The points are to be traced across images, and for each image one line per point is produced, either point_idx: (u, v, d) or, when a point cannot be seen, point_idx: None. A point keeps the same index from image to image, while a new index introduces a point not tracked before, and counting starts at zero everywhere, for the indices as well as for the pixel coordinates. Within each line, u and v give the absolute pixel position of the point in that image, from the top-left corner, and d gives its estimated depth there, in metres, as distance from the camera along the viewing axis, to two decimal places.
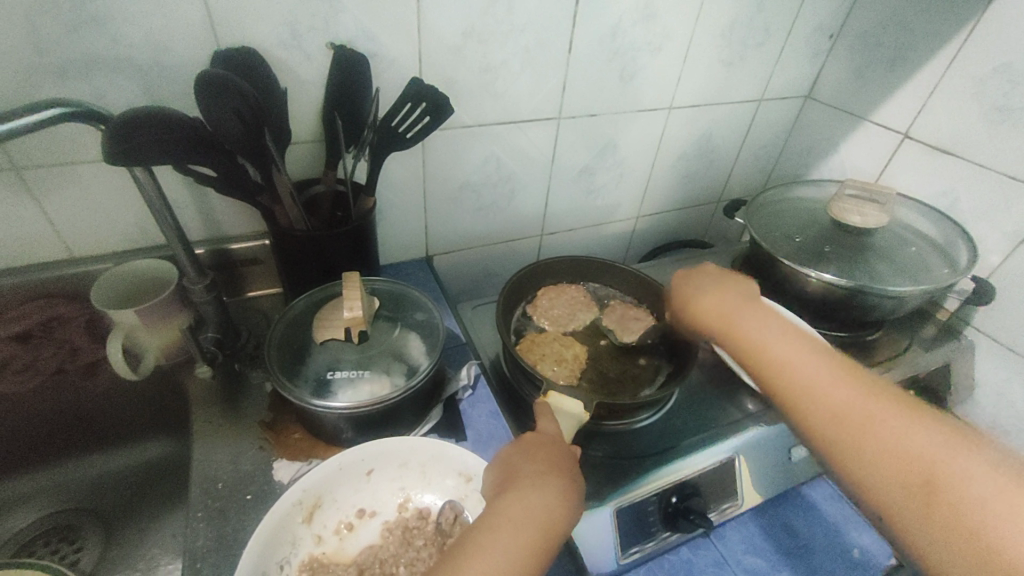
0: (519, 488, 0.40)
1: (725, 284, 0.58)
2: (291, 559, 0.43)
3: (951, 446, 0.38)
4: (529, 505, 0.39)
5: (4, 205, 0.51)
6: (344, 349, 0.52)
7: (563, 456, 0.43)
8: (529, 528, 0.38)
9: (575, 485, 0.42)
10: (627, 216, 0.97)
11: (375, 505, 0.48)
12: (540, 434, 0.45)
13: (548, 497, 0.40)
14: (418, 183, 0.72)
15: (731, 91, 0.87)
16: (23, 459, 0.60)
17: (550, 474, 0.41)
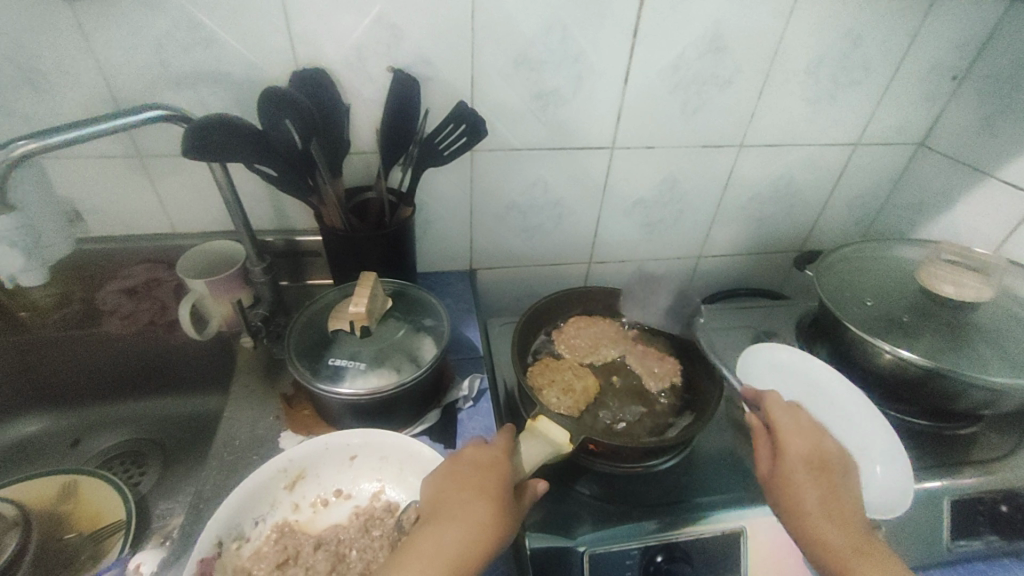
0: (440, 522, 0.41)
1: (836, 493, 0.50)
2: (265, 519, 0.48)
3: None
4: (441, 540, 0.40)
5: (131, 184, 0.65)
6: (354, 342, 0.57)
7: (493, 477, 0.44)
8: (440, 562, 0.39)
9: (499, 519, 0.42)
10: (688, 254, 0.91)
11: (352, 490, 0.51)
12: (478, 456, 0.46)
13: (464, 530, 0.40)
14: (465, 199, 0.76)
15: (818, 132, 0.79)
16: (119, 390, 0.74)
17: (473, 502, 0.42)
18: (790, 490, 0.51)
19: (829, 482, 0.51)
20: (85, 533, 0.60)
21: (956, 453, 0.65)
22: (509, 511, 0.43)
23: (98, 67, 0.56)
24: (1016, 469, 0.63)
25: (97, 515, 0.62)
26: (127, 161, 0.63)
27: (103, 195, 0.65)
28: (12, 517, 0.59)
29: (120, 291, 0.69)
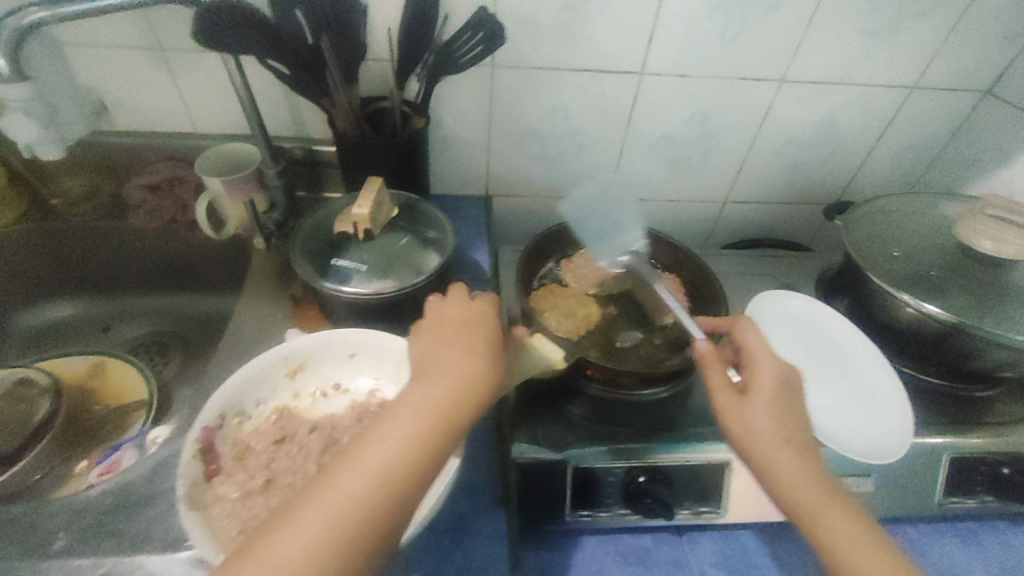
0: (426, 376, 0.40)
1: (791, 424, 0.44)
2: (267, 402, 0.51)
3: None
4: (429, 390, 0.39)
5: (153, 78, 0.65)
6: (358, 246, 0.58)
7: (481, 335, 0.44)
8: (426, 415, 0.38)
9: (487, 376, 0.41)
10: (712, 199, 0.87)
11: (349, 386, 0.53)
12: (462, 316, 0.45)
13: (456, 375, 0.40)
14: (484, 118, 0.73)
15: (869, 71, 0.73)
16: (144, 283, 0.77)
17: (468, 353, 0.42)
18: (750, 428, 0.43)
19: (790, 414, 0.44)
20: (111, 406, 0.66)
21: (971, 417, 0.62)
22: (496, 369, 0.43)
23: None
24: None
25: (122, 395, 0.67)
26: (148, 53, 0.63)
27: (124, 88, 0.66)
28: (43, 384, 0.63)
29: (144, 188, 0.71)
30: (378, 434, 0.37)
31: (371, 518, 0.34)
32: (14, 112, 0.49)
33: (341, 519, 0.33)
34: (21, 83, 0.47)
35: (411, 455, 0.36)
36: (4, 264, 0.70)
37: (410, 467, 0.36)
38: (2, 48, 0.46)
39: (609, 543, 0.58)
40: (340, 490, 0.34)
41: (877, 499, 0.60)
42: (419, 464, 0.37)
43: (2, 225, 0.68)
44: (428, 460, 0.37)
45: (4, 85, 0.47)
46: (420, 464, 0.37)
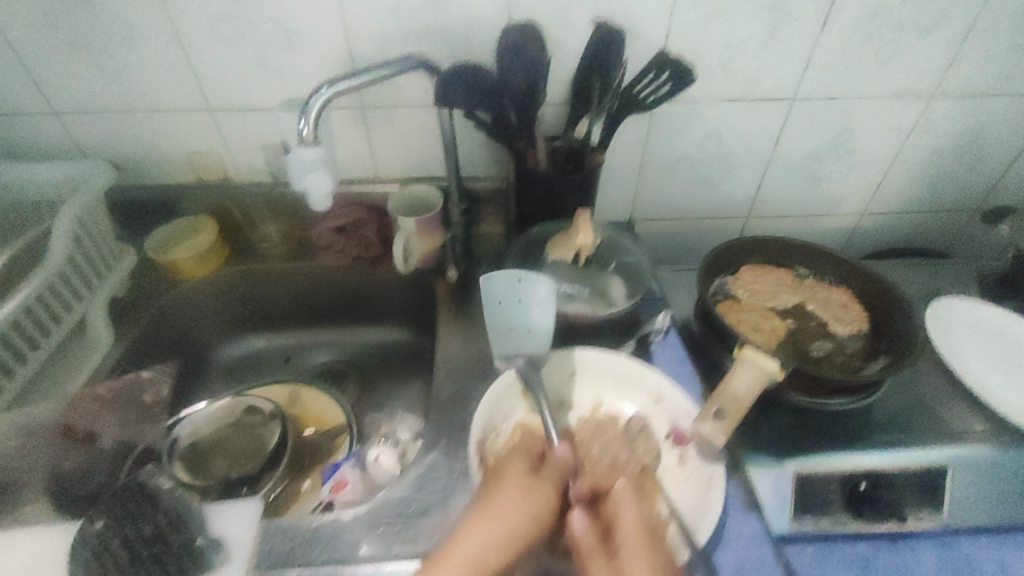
0: (451, 551, 0.40)
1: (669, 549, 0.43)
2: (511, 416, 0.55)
3: None
4: (476, 534, 0.41)
5: (352, 133, 0.73)
6: (567, 272, 0.64)
7: (536, 489, 0.45)
8: (471, 569, 0.39)
9: (508, 551, 0.41)
10: (849, 211, 0.88)
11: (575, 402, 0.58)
12: (518, 468, 0.47)
13: (501, 527, 0.42)
14: (639, 148, 0.78)
15: (1021, 81, 0.74)
16: (323, 317, 0.84)
17: (516, 501, 0.44)
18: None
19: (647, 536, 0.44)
20: (317, 432, 0.71)
21: None
22: (521, 539, 0.42)
23: (342, 25, 0.63)
24: None
25: (322, 421, 0.72)
26: (352, 111, 0.71)
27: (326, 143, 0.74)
28: (267, 411, 0.69)
29: (332, 229, 0.77)
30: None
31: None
32: (311, 169, 0.55)
33: None
34: (315, 146, 0.53)
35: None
36: (211, 305, 0.78)
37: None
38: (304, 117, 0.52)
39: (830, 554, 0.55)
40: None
41: None
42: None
43: (218, 269, 0.76)
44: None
45: (303, 150, 0.53)
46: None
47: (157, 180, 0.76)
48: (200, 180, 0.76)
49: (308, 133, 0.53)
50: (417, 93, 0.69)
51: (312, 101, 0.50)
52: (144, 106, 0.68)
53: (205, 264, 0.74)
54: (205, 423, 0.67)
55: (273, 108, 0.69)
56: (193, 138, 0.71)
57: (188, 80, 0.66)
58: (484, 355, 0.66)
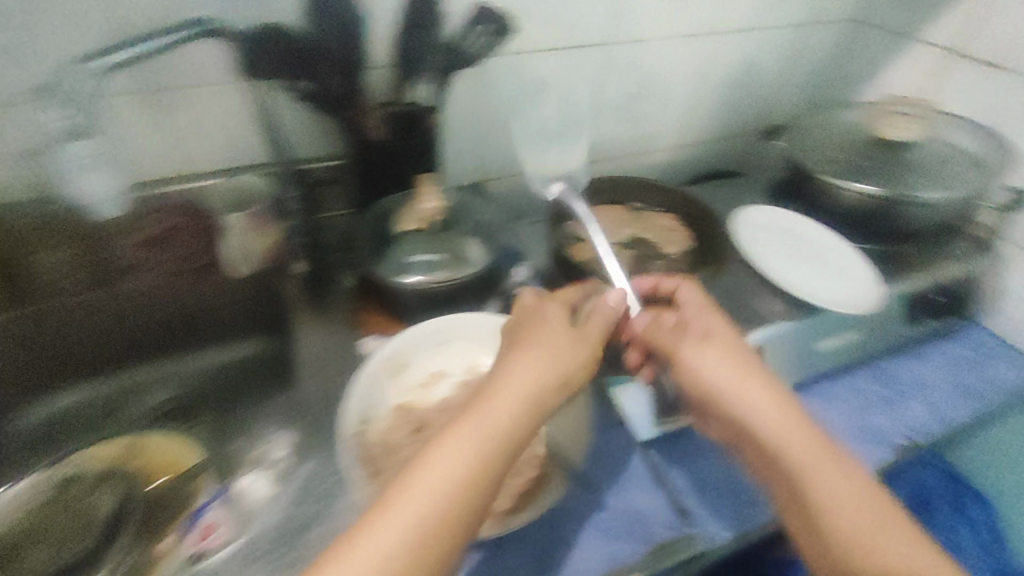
0: (497, 393, 0.41)
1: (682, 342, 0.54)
2: (383, 404, 0.52)
3: (822, 461, 0.47)
4: (517, 376, 0.41)
5: (141, 123, 0.61)
6: (418, 243, 0.62)
7: (559, 333, 0.45)
8: (520, 408, 0.40)
9: (556, 387, 0.42)
10: (667, 147, 0.99)
11: (449, 369, 0.57)
12: (553, 318, 0.47)
13: (532, 372, 0.42)
14: (472, 108, 0.78)
15: (773, 17, 0.88)
16: (147, 345, 0.68)
17: (551, 346, 0.44)
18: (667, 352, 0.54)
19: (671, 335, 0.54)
20: (168, 481, 0.58)
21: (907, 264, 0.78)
22: (567, 376, 0.43)
23: None
24: (952, 270, 0.77)
25: (173, 463, 0.60)
26: (134, 97, 0.59)
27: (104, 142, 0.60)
28: (95, 475, 0.59)
29: (138, 243, 0.64)
30: (428, 471, 0.37)
31: (437, 537, 0.35)
32: (87, 169, 0.58)
33: (424, 518, 0.35)
34: (76, 137, 0.55)
35: (477, 471, 0.37)
36: None
37: (472, 489, 0.37)
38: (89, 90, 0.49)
39: (690, 442, 0.65)
40: (409, 506, 0.36)
41: (870, 343, 0.73)
42: (486, 477, 0.37)
43: None
44: (490, 476, 0.38)
45: (65, 145, 0.55)
46: (483, 486, 0.37)
47: None
48: None
49: (86, 128, 0.55)
50: (214, 68, 0.60)
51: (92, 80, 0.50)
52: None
53: None
54: (8, 513, 0.56)
55: (19, 102, 0.55)
56: None
57: None
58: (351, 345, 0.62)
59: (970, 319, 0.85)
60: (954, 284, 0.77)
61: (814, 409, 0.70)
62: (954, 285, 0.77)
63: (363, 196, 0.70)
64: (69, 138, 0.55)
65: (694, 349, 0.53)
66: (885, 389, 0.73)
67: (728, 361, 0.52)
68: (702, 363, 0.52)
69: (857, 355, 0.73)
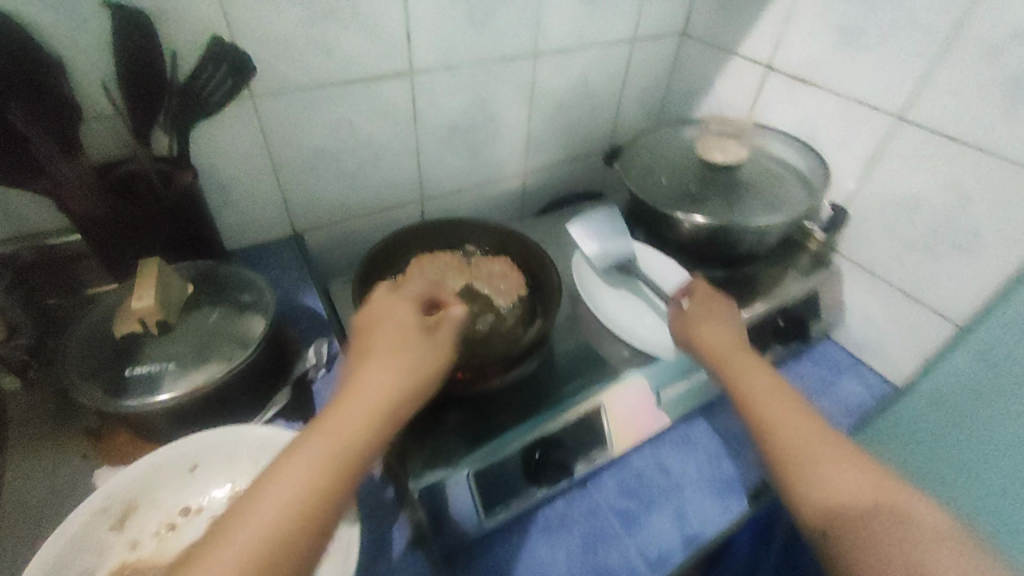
0: (354, 391, 0.41)
1: (717, 314, 0.62)
2: (99, 569, 0.44)
3: (825, 449, 0.47)
4: (371, 375, 0.42)
5: None
6: (161, 344, 0.49)
7: (409, 327, 0.47)
8: (376, 407, 0.41)
9: (418, 375, 0.44)
10: (512, 173, 0.93)
11: (202, 502, 0.48)
12: (403, 318, 0.48)
13: (389, 370, 0.43)
14: (259, 155, 0.66)
15: (599, 34, 0.84)
16: None
17: (405, 347, 0.45)
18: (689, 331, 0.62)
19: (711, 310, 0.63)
20: None
21: (746, 290, 0.77)
22: (426, 366, 0.45)
23: None
24: (786, 290, 0.77)
25: None
26: None
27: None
28: None
29: None
30: (295, 458, 0.37)
31: (314, 512, 0.35)
32: None
33: (271, 534, 0.33)
34: None
35: (341, 454, 0.38)
36: None
37: (340, 467, 0.37)
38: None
39: (530, 523, 0.60)
40: (277, 492, 0.35)
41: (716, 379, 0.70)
42: (354, 458, 0.38)
43: None
44: (358, 457, 0.38)
45: None
46: (352, 465, 0.38)
47: None
48: None
49: None
50: None
51: None
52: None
53: None
54: None
55: None
56: None
57: None
58: (88, 476, 0.50)
59: (817, 331, 0.84)
60: (789, 306, 0.76)
61: (666, 462, 0.67)
62: (790, 307, 0.76)
63: (117, 271, 0.58)
64: None
65: (704, 321, 0.62)
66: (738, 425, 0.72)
67: (729, 332, 0.60)
68: (704, 330, 0.61)
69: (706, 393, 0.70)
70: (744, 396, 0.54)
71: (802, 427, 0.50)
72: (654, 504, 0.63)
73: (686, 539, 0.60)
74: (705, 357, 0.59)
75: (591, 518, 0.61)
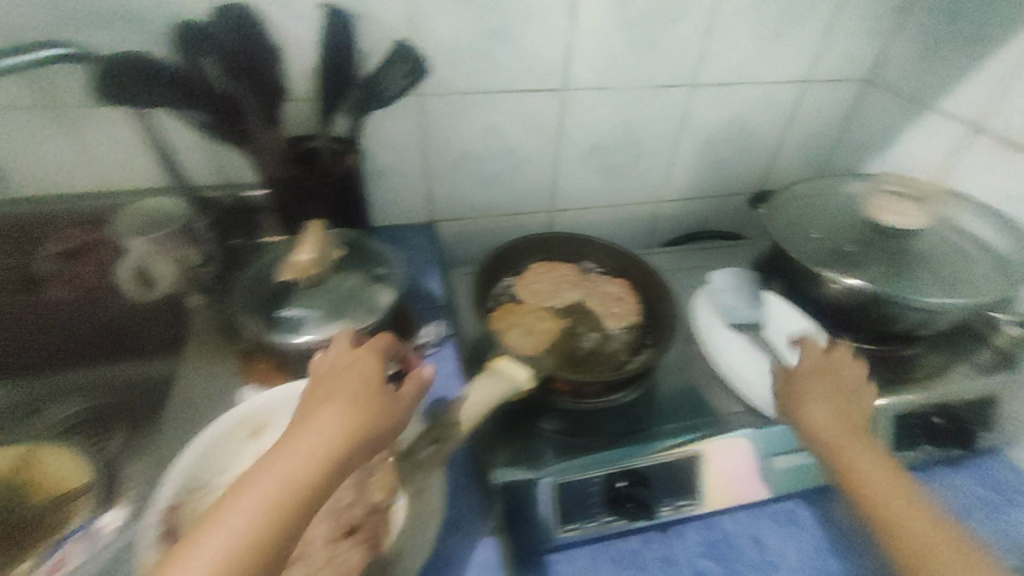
0: (287, 443, 0.36)
1: (831, 391, 0.56)
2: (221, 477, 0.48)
3: (950, 550, 0.42)
4: (311, 427, 0.37)
5: (62, 138, 0.62)
6: (308, 292, 0.57)
7: (365, 378, 0.42)
8: (309, 464, 0.35)
9: (361, 434, 0.38)
10: (646, 201, 0.91)
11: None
12: (360, 366, 0.43)
13: (333, 421, 0.37)
14: (418, 147, 0.73)
15: (767, 73, 0.79)
16: (71, 351, 0.69)
17: (353, 398, 0.39)
18: (795, 400, 0.57)
19: (824, 383, 0.57)
20: (42, 500, 0.57)
21: (899, 373, 0.66)
22: (375, 426, 0.39)
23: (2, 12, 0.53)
24: (955, 385, 0.64)
25: (58, 481, 0.59)
26: (54, 113, 0.60)
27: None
28: None
29: (59, 255, 0.66)
30: (209, 529, 0.32)
31: None
32: None
33: None
34: None
35: (251, 539, 0.32)
36: None
37: (250, 555, 0.32)
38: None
39: (602, 552, 0.58)
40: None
41: None
42: (267, 538, 0.33)
43: None
44: (275, 535, 0.33)
45: None
46: (267, 547, 0.33)
47: None
48: None
49: None
50: None
51: None
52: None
53: None
54: None
55: None
56: None
57: None
58: (230, 390, 0.58)
59: (988, 444, 0.70)
60: (954, 404, 0.64)
61: (764, 535, 0.61)
62: (956, 406, 0.64)
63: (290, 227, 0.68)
64: None
65: (809, 404, 0.55)
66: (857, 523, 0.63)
67: (841, 417, 0.54)
68: (817, 413, 0.54)
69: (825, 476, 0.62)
70: (854, 476, 0.49)
71: (922, 523, 0.44)
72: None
73: None
74: (812, 435, 0.53)
75: (666, 567, 0.58)
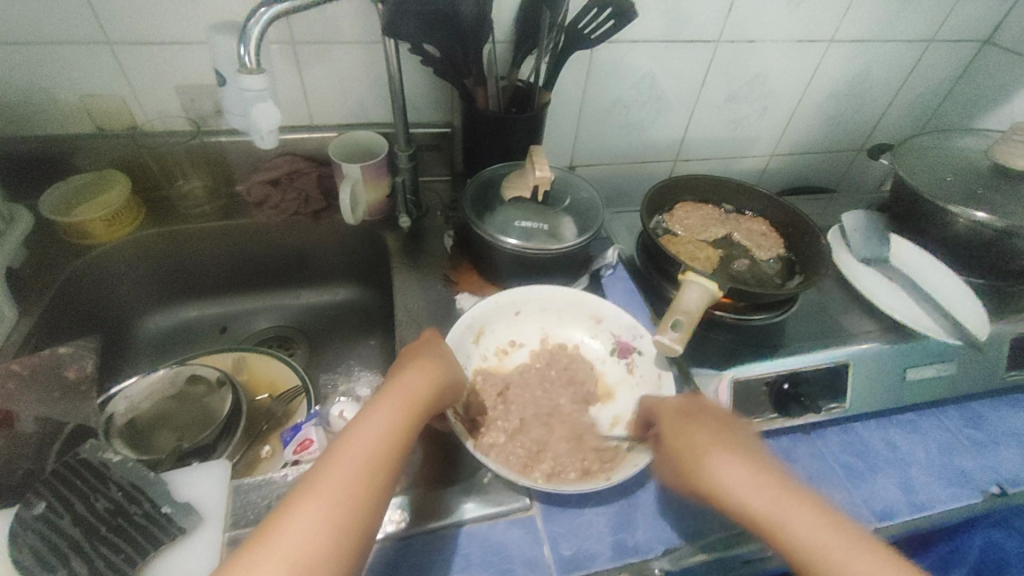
0: (391, 388, 0.45)
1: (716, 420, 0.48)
2: (469, 366, 0.59)
3: None
4: (408, 378, 0.47)
5: (284, 75, 0.68)
6: (529, 206, 0.64)
7: (432, 348, 0.53)
8: (410, 404, 0.44)
9: (442, 382, 0.49)
10: (759, 154, 0.98)
11: (522, 339, 0.64)
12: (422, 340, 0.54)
13: (423, 373, 0.48)
14: (579, 93, 0.80)
15: (897, 29, 0.84)
16: (252, 280, 0.80)
17: (429, 359, 0.50)
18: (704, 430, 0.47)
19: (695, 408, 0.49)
20: (271, 396, 0.69)
21: (1012, 305, 0.75)
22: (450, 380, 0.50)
23: None
24: None
25: (274, 383, 0.70)
26: (282, 50, 0.65)
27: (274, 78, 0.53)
28: (213, 379, 0.65)
29: (266, 182, 0.72)
30: (348, 439, 0.40)
31: (359, 490, 0.38)
32: (258, 101, 0.51)
33: (332, 502, 0.36)
34: (259, 73, 0.49)
35: (384, 447, 0.41)
36: (123, 276, 0.71)
37: (388, 456, 0.40)
38: (246, 44, 0.47)
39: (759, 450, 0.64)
40: (328, 474, 0.38)
41: (968, 378, 0.69)
42: (394, 449, 0.41)
43: (128, 233, 0.69)
44: (399, 448, 0.41)
45: (246, 77, 0.49)
46: (390, 462, 0.40)
47: (44, 128, 0.67)
48: (99, 127, 0.67)
49: (252, 59, 0.49)
50: (350, 25, 0.65)
51: (251, 24, 0.46)
52: (10, 36, 0.58)
53: (118, 225, 0.68)
54: (143, 398, 0.62)
55: (184, 42, 0.62)
56: (90, 77, 0.63)
57: (79, 6, 0.57)
58: (442, 300, 0.67)
59: None
60: None
61: (897, 438, 0.67)
62: None
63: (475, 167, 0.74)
64: (244, 73, 0.48)
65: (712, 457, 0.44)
66: (978, 431, 0.69)
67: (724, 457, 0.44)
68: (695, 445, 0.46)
69: (953, 388, 0.69)
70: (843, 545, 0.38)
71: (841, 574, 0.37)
72: (879, 471, 0.64)
73: (912, 506, 0.61)
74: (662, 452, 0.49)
75: (816, 461, 0.64)
